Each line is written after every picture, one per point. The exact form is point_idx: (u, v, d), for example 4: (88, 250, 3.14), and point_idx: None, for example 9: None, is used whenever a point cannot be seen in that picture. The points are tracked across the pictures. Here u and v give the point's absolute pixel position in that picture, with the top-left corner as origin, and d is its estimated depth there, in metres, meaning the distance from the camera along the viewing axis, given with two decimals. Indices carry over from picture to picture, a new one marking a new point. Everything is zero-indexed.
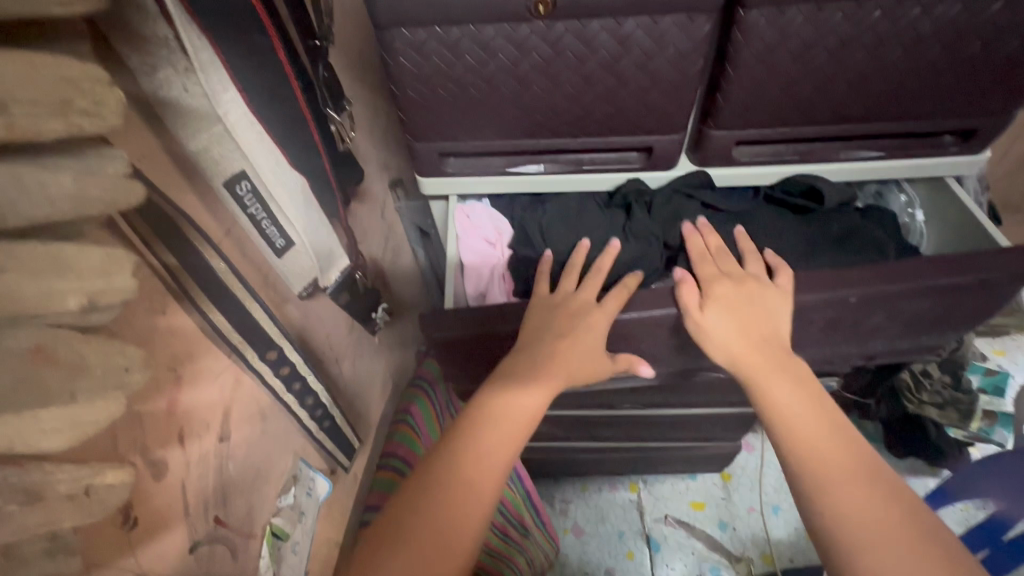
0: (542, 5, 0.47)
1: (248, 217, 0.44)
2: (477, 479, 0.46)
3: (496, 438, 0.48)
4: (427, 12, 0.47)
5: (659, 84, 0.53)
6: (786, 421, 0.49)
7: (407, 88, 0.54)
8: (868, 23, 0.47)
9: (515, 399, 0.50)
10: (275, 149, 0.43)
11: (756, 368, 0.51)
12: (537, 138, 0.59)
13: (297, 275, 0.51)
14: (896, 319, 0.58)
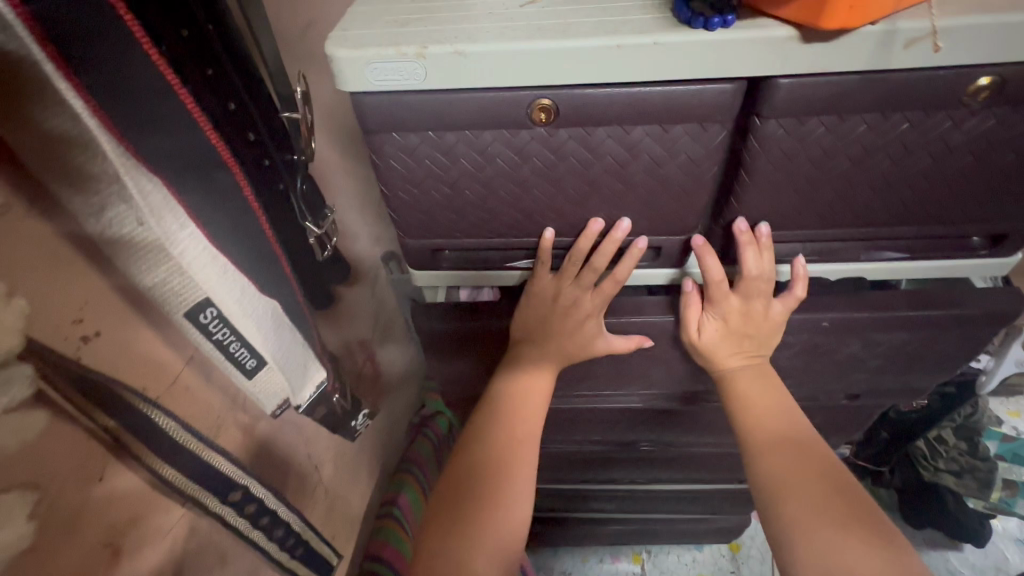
0: (542, 113, 0.43)
1: (213, 344, 0.39)
2: (496, 480, 0.54)
3: (501, 447, 0.56)
4: (419, 118, 0.44)
5: (669, 188, 0.49)
6: (752, 428, 0.56)
7: (396, 189, 0.50)
8: (895, 135, 0.44)
9: (513, 412, 0.58)
10: (241, 272, 0.38)
11: (741, 392, 0.57)
12: (538, 237, 0.54)
13: (269, 395, 0.46)
14: (875, 352, 0.60)
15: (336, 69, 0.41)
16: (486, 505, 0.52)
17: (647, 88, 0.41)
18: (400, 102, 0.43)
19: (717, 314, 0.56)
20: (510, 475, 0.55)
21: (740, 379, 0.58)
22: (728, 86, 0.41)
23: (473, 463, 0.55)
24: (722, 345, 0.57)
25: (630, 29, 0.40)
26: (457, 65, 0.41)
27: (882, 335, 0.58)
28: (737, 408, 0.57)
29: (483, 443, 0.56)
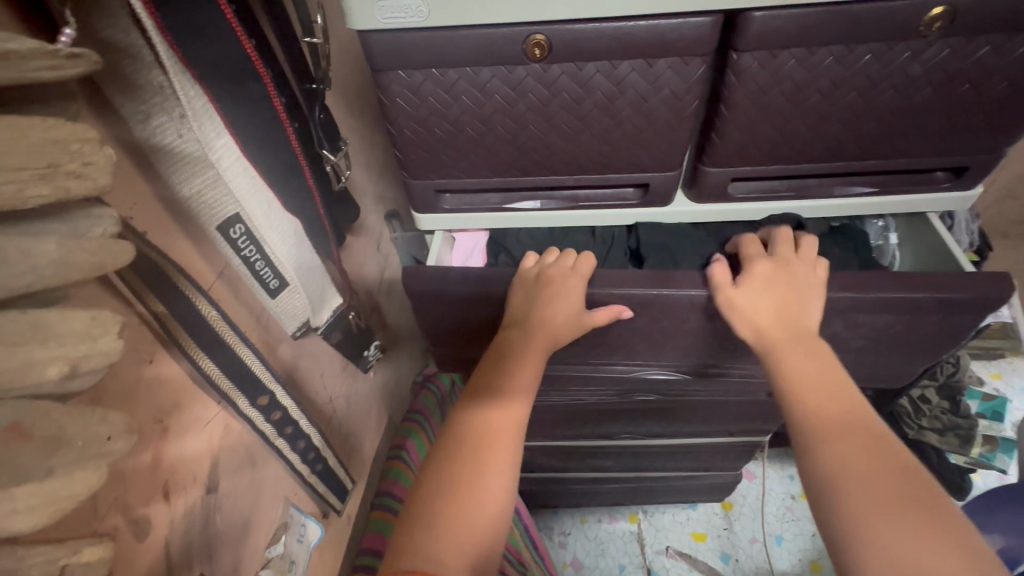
0: (537, 48, 0.47)
1: (242, 258, 0.43)
2: (473, 454, 0.49)
3: (474, 439, 0.50)
4: (425, 55, 0.48)
5: (655, 123, 0.53)
6: (805, 407, 0.48)
7: (403, 128, 0.54)
8: (859, 66, 0.48)
9: (489, 405, 0.53)
10: (265, 189, 0.42)
11: (794, 369, 0.51)
12: (535, 175, 0.59)
13: (290, 316, 0.50)
14: (856, 332, 0.63)
15: (348, 9, 0.45)
16: (456, 498, 0.46)
17: (632, 23, 0.45)
18: (407, 39, 0.47)
19: (741, 275, 0.57)
20: (482, 474, 0.48)
21: (784, 349, 0.52)
22: (705, 19, 0.45)
23: (438, 455, 0.50)
24: (746, 298, 0.55)
25: None
26: (459, 2, 0.45)
27: (865, 317, 0.60)
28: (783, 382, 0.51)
29: (457, 432, 0.51)
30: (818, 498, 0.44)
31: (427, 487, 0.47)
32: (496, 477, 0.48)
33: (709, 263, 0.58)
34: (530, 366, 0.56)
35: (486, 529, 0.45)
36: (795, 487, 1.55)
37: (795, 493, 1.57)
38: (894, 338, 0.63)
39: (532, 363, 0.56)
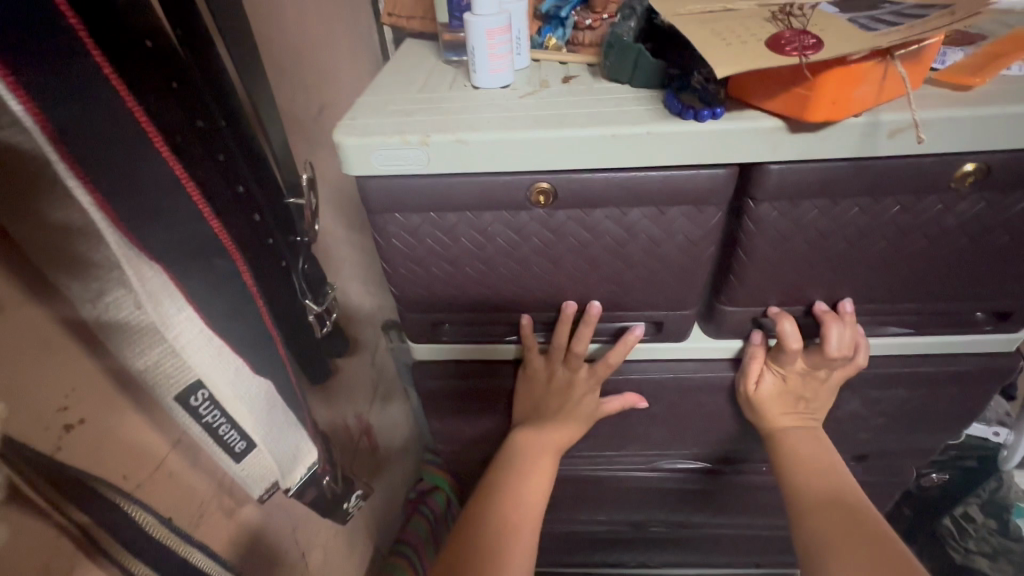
0: (541, 196, 0.45)
1: (203, 426, 0.38)
2: (503, 510, 0.54)
3: (509, 490, 0.56)
4: (422, 201, 0.45)
5: (667, 266, 0.49)
6: (806, 505, 0.51)
7: (398, 266, 0.50)
8: (887, 217, 0.44)
9: (519, 499, 0.55)
10: (235, 354, 0.38)
11: (801, 453, 0.55)
12: (538, 312, 0.54)
13: (257, 478, 0.44)
14: (875, 411, 0.61)
15: (344, 157, 0.43)
16: (493, 554, 0.50)
17: (643, 174, 0.43)
18: (403, 185, 0.45)
19: (777, 380, 0.56)
20: (518, 530, 0.53)
21: (798, 447, 0.56)
22: (720, 171, 0.43)
23: (470, 546, 0.51)
24: (773, 403, 0.57)
25: (624, 121, 0.42)
26: (459, 152, 0.43)
27: (880, 393, 0.59)
28: (787, 480, 0.54)
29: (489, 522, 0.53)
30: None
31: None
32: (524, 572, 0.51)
33: (755, 366, 0.56)
34: (542, 454, 0.59)
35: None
36: None
37: None
38: (911, 418, 0.62)
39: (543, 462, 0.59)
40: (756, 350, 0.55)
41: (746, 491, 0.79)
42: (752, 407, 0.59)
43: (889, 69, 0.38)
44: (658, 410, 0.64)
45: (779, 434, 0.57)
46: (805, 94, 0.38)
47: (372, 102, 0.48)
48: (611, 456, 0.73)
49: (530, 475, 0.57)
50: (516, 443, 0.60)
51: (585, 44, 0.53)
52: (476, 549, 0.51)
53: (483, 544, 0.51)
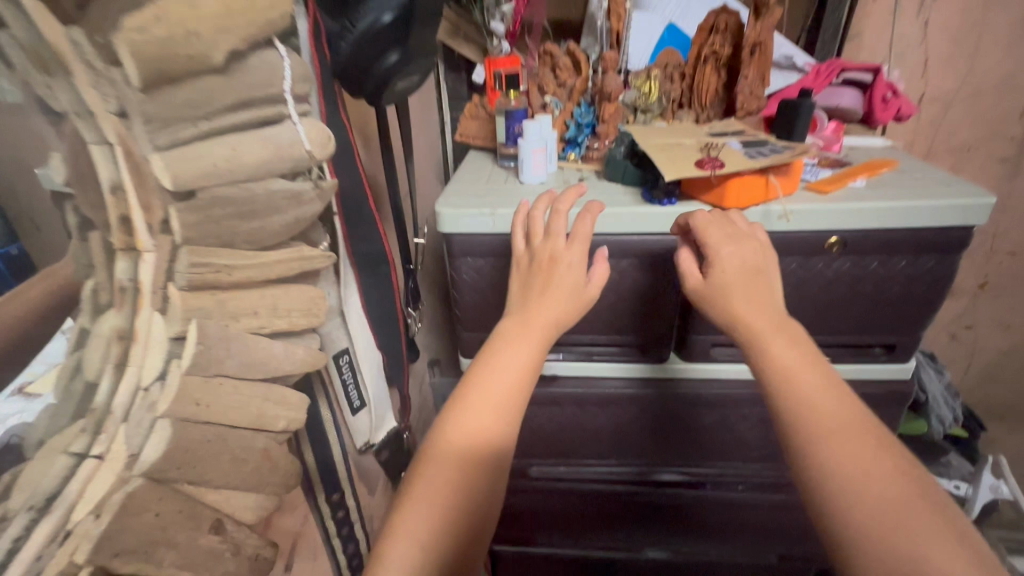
0: None
1: (344, 381, 0.60)
2: (485, 426, 0.53)
3: (491, 403, 0.54)
4: (487, 249, 0.71)
5: (647, 299, 0.72)
6: (802, 404, 0.50)
7: (465, 294, 0.75)
8: (789, 270, 0.68)
9: (466, 433, 0.52)
10: (369, 335, 0.62)
11: (773, 354, 0.54)
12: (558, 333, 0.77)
13: (360, 430, 0.66)
14: None
15: (441, 220, 0.70)
16: (465, 468, 0.51)
17: (629, 237, 0.68)
18: (477, 238, 0.70)
19: (733, 276, 0.58)
20: (494, 442, 0.53)
21: (783, 351, 0.54)
22: (678, 237, 0.68)
23: (426, 481, 0.50)
24: (736, 286, 0.58)
25: (617, 204, 0.68)
26: (513, 220, 0.68)
27: None
28: (768, 378, 0.53)
29: (440, 463, 0.51)
30: (807, 477, 0.48)
31: (417, 510, 0.48)
32: (496, 499, 0.53)
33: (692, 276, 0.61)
34: (529, 351, 0.58)
35: (485, 527, 0.52)
36: None
37: None
38: None
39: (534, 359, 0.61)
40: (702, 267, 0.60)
41: (728, 514, 0.92)
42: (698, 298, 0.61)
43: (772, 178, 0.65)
44: (647, 421, 0.82)
45: (765, 334, 0.55)
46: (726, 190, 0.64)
47: (457, 189, 0.75)
48: (588, 467, 0.90)
49: (515, 375, 0.56)
50: (503, 351, 0.57)
51: (594, 158, 0.83)
52: (448, 467, 0.51)
53: (453, 462, 0.51)
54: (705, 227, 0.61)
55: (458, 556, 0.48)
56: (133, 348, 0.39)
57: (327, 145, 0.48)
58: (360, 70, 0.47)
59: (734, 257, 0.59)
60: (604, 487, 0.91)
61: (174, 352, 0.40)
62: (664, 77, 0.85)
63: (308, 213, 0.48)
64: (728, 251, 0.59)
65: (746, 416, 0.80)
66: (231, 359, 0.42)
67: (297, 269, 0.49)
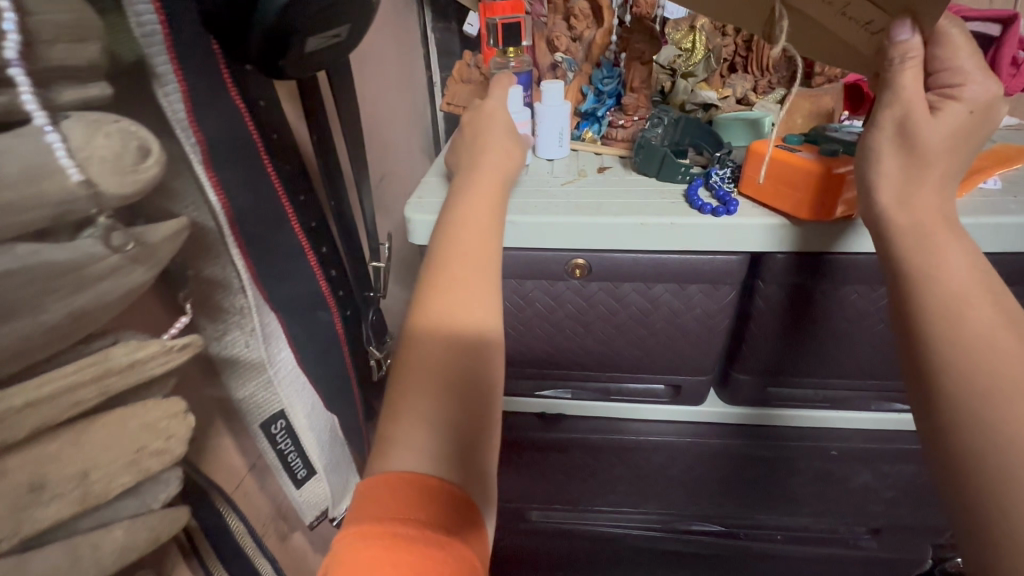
0: (578, 270, 0.52)
1: (276, 453, 0.45)
2: (469, 265, 0.39)
3: (474, 244, 0.40)
4: None
5: (687, 334, 0.55)
6: (964, 341, 0.35)
7: None
8: (883, 303, 0.50)
9: (446, 307, 0.37)
10: (313, 391, 0.45)
11: (930, 266, 0.38)
12: (568, 369, 0.60)
13: (309, 505, 0.50)
14: (887, 483, 0.64)
15: (412, 229, 0.52)
16: (473, 277, 0.38)
17: (667, 255, 0.50)
18: None
19: (952, 134, 0.41)
20: (480, 273, 0.39)
21: (951, 268, 0.38)
22: (734, 256, 0.50)
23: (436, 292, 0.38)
24: (945, 158, 0.41)
25: (651, 209, 0.50)
26: (509, 230, 0.51)
27: (891, 467, 0.62)
28: (915, 308, 0.38)
29: (416, 363, 0.35)
30: (964, 461, 0.33)
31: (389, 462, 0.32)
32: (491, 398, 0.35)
33: (917, 116, 0.41)
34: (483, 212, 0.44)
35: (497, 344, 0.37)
36: None
37: None
38: (923, 492, 0.64)
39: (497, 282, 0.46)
40: (944, 104, 0.41)
41: (764, 566, 0.78)
42: (910, 144, 0.41)
43: (890, 76, 0.41)
44: (676, 471, 0.67)
45: (921, 234, 0.40)
46: (826, 172, 0.45)
47: (436, 184, 0.57)
48: (600, 512, 0.75)
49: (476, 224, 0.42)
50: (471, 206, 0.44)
51: (617, 139, 0.62)
52: (459, 268, 0.38)
53: (458, 262, 0.39)
54: (978, 61, 0.41)
55: (473, 358, 0.36)
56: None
57: (149, 163, 0.25)
58: (241, 16, 0.30)
59: (992, 100, 0.41)
60: (619, 534, 0.77)
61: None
62: (714, 30, 0.64)
63: (135, 287, 0.28)
64: (948, 110, 0.41)
65: (801, 470, 0.64)
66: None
67: (109, 392, 0.27)
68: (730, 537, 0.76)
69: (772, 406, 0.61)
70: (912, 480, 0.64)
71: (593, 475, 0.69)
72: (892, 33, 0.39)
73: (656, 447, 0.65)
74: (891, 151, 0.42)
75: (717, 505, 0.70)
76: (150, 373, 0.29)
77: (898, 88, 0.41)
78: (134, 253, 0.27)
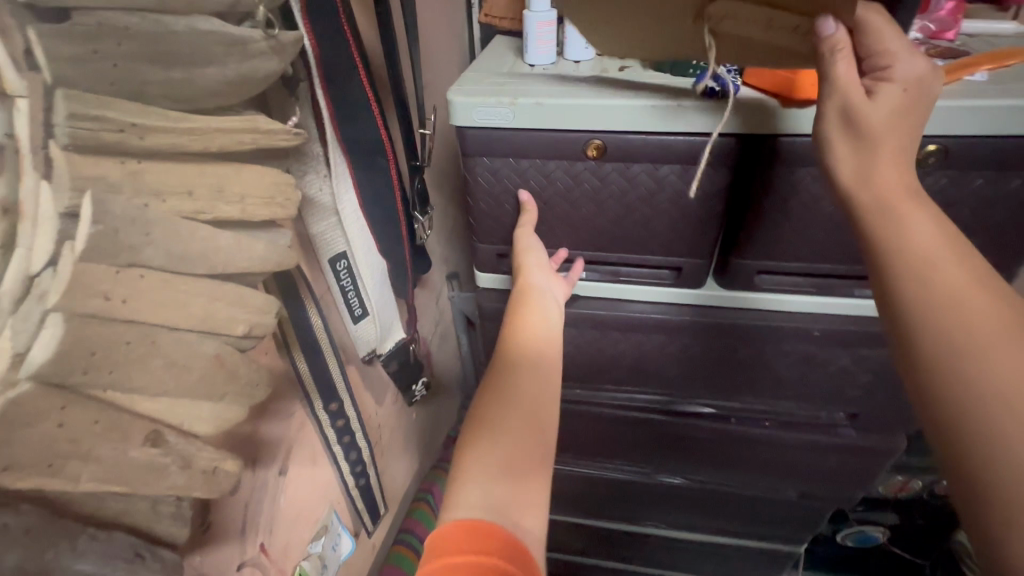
0: (594, 149, 0.59)
1: (339, 287, 0.55)
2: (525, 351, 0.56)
3: (529, 357, 0.56)
4: (505, 148, 0.61)
5: (688, 214, 0.63)
6: (929, 291, 0.37)
7: (478, 200, 0.67)
8: None
9: (518, 364, 0.55)
10: (370, 235, 0.54)
11: (904, 235, 0.40)
12: (582, 249, 0.68)
13: (362, 340, 0.61)
14: (865, 367, 0.71)
15: (453, 110, 0.60)
16: (530, 365, 0.55)
17: (673, 136, 0.57)
18: (493, 135, 0.60)
19: (897, 109, 0.41)
20: (537, 369, 0.55)
21: (917, 233, 0.40)
22: (733, 138, 0.56)
23: (505, 383, 0.52)
24: (892, 129, 0.42)
25: (661, 95, 0.57)
26: (536, 112, 0.58)
27: (869, 351, 0.70)
28: (884, 261, 0.40)
29: (483, 422, 0.49)
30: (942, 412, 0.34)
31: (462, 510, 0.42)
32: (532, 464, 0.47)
33: (856, 99, 0.42)
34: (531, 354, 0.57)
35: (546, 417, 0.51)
36: None
37: None
38: (896, 378, 0.72)
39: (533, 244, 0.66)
40: (878, 87, 0.42)
41: (749, 448, 0.88)
42: (856, 127, 0.42)
43: (824, 69, 0.42)
44: (675, 349, 0.76)
45: (892, 205, 0.41)
46: None
47: (475, 75, 0.64)
48: (604, 391, 0.85)
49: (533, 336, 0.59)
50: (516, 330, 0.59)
51: None
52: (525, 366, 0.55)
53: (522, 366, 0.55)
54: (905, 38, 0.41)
55: (527, 425, 0.49)
56: (17, 230, 0.27)
57: None
58: None
59: (924, 74, 0.41)
60: (621, 413, 0.87)
61: (69, 229, 0.28)
62: None
63: (272, 75, 0.38)
64: (882, 86, 0.41)
65: (787, 351, 0.72)
66: (162, 243, 0.32)
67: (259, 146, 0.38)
68: (721, 420, 0.85)
69: (764, 289, 0.68)
70: (887, 365, 0.71)
71: (602, 351, 0.79)
72: (819, 27, 0.41)
73: (657, 326, 0.74)
74: (842, 138, 0.43)
75: (709, 385, 0.79)
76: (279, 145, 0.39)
77: (832, 79, 0.42)
78: (275, 46, 0.37)
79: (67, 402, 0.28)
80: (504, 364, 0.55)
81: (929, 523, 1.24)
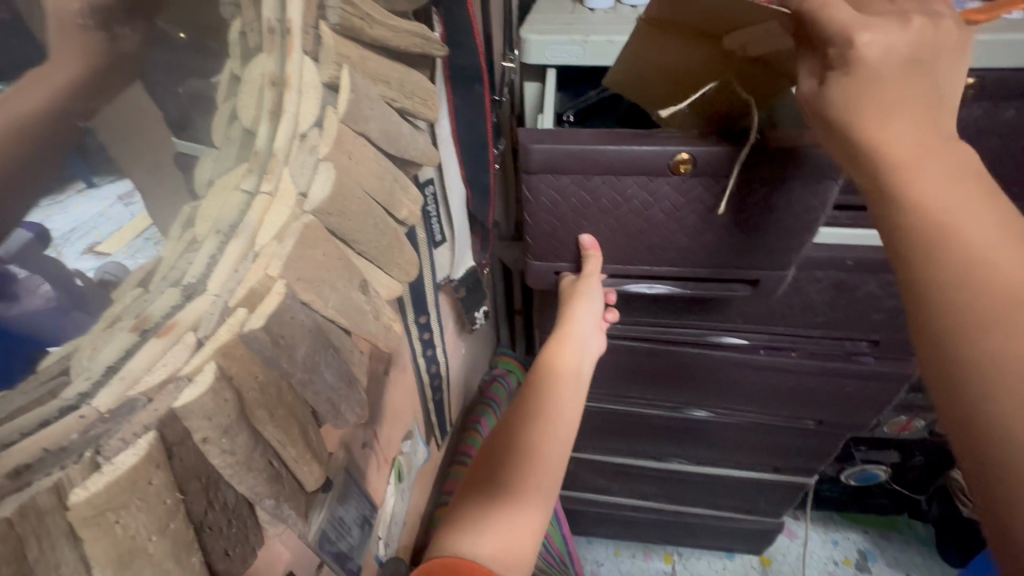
0: (682, 165, 0.51)
1: (426, 213, 0.59)
2: (539, 381, 0.63)
3: (542, 380, 0.63)
4: (577, 164, 0.53)
5: (777, 231, 0.54)
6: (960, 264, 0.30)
7: (539, 220, 0.59)
8: None
9: (527, 388, 0.63)
10: (455, 163, 0.60)
11: (915, 195, 0.32)
12: (652, 265, 0.60)
13: (441, 264, 0.66)
14: (890, 292, 0.78)
15: (527, 49, 0.64)
16: (539, 399, 0.61)
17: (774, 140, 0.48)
18: (565, 152, 0.52)
19: (892, 99, 0.33)
20: (551, 413, 0.60)
21: (926, 188, 0.32)
22: None
23: (512, 420, 0.60)
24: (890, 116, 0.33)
25: None
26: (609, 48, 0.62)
27: (896, 277, 0.76)
28: (904, 233, 0.33)
29: (477, 476, 0.56)
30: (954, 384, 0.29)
31: (457, 517, 0.51)
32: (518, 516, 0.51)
33: (830, 93, 0.35)
34: (552, 381, 0.63)
35: (541, 452, 0.56)
36: (841, 552, 1.43)
37: (842, 559, 1.43)
38: None
39: (594, 296, 0.64)
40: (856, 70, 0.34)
41: (774, 376, 0.95)
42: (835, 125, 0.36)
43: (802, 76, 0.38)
44: None
45: (897, 168, 0.33)
46: None
47: (541, 17, 0.67)
48: (645, 325, 0.92)
49: (553, 360, 0.66)
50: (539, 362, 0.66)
51: None
52: (534, 397, 0.62)
53: (534, 395, 0.62)
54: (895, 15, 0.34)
55: (519, 455, 0.56)
56: (286, 97, 0.29)
57: None
58: None
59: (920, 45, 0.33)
60: (656, 344, 0.94)
61: (329, 100, 0.30)
62: None
63: None
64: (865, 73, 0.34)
65: (822, 280, 0.78)
66: (369, 123, 0.31)
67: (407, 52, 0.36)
68: (751, 349, 0.92)
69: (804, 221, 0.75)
70: None
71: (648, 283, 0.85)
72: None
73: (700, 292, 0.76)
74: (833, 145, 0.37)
75: (744, 314, 0.86)
76: (431, 55, 0.39)
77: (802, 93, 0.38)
78: None
79: (325, 230, 0.29)
80: (520, 397, 0.63)
81: (925, 462, 1.28)
